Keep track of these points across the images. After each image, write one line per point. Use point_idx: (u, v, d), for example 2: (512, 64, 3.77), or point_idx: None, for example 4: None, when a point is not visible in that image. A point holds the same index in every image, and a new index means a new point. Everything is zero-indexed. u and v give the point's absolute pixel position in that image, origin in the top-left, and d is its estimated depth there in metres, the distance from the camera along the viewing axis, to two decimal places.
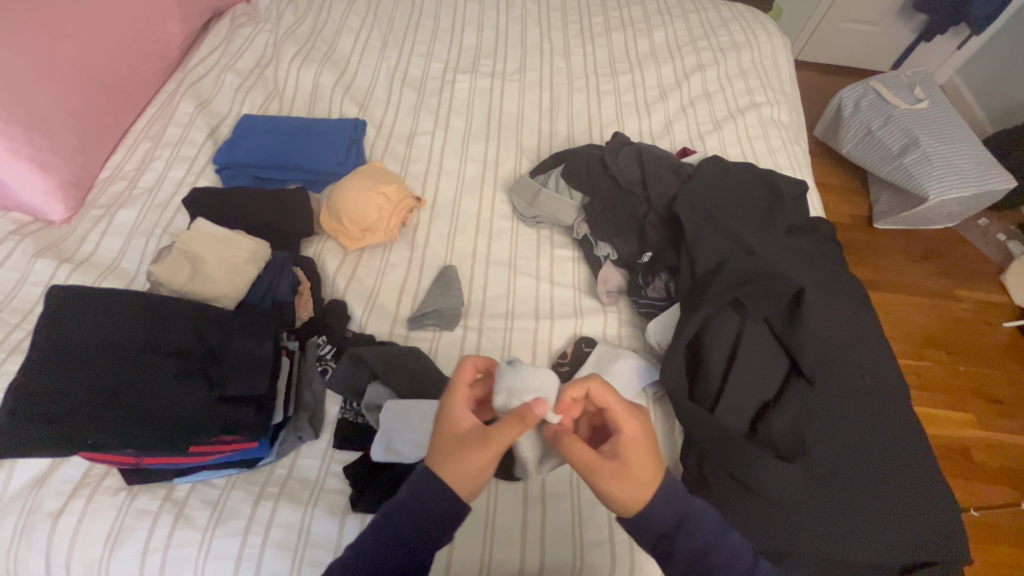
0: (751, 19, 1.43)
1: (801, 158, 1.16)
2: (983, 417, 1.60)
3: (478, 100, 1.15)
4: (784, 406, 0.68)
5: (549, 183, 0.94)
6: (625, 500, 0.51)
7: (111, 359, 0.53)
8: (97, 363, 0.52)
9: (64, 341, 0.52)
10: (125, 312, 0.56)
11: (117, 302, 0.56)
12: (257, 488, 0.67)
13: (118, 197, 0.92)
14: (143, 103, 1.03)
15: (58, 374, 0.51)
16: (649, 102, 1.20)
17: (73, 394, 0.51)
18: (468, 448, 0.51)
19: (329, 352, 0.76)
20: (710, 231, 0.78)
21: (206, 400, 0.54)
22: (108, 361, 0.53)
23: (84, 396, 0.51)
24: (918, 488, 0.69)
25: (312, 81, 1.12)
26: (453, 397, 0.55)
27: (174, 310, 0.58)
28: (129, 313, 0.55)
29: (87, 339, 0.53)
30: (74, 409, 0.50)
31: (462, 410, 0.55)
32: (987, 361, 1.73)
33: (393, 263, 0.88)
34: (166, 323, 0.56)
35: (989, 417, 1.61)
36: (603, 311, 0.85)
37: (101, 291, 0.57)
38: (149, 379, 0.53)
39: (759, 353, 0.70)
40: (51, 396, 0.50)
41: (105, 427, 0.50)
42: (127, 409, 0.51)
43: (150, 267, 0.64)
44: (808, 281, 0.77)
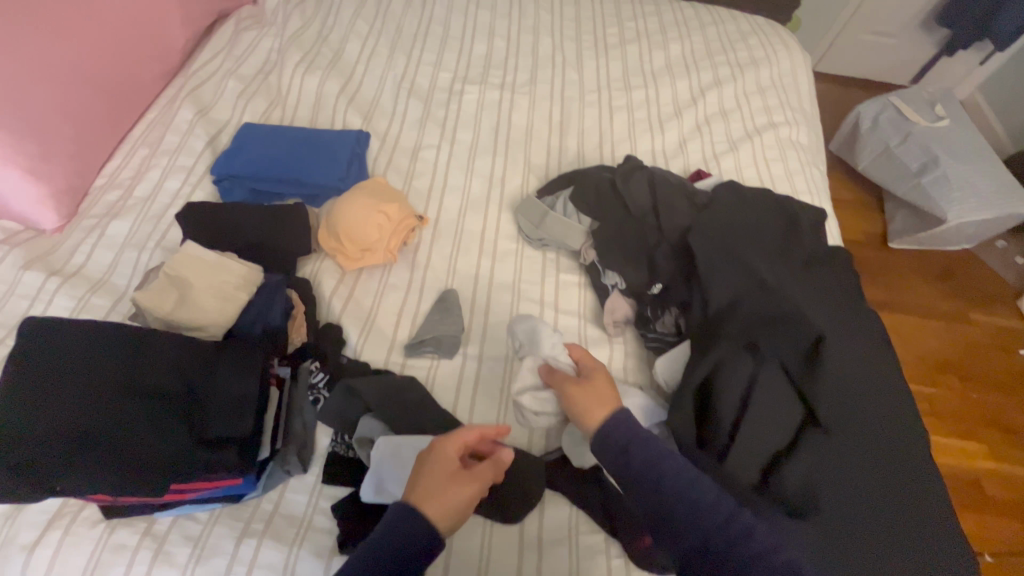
0: (770, 34, 1.39)
1: (819, 182, 1.12)
2: (996, 448, 1.55)
3: (486, 112, 1.11)
4: (798, 458, 0.64)
5: (557, 205, 0.90)
6: (585, 409, 0.63)
7: (85, 398, 0.50)
8: (73, 405, 0.50)
9: (38, 380, 0.50)
10: (104, 347, 0.53)
11: (95, 337, 0.53)
12: (241, 524, 0.64)
13: (112, 206, 0.90)
14: (142, 107, 1.00)
15: (27, 414, 0.48)
16: (663, 119, 1.16)
17: (44, 437, 0.48)
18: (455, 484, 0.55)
19: (322, 380, 0.72)
20: (725, 267, 0.75)
21: (189, 445, 0.52)
22: (82, 400, 0.50)
23: (57, 439, 0.48)
24: (939, 548, 0.65)
25: (316, 89, 1.09)
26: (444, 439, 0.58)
27: (156, 345, 0.55)
28: (108, 349, 0.53)
29: (59, 376, 0.50)
30: (45, 454, 0.47)
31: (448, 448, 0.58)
32: (1001, 389, 1.67)
33: (392, 284, 0.85)
34: (147, 360, 0.54)
35: (1003, 447, 1.56)
36: (609, 342, 0.81)
37: (73, 320, 0.53)
38: (127, 420, 0.50)
39: (775, 399, 0.67)
40: (24, 441, 0.48)
41: (84, 475, 0.48)
42: (103, 453, 0.49)
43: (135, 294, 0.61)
44: (827, 322, 0.73)
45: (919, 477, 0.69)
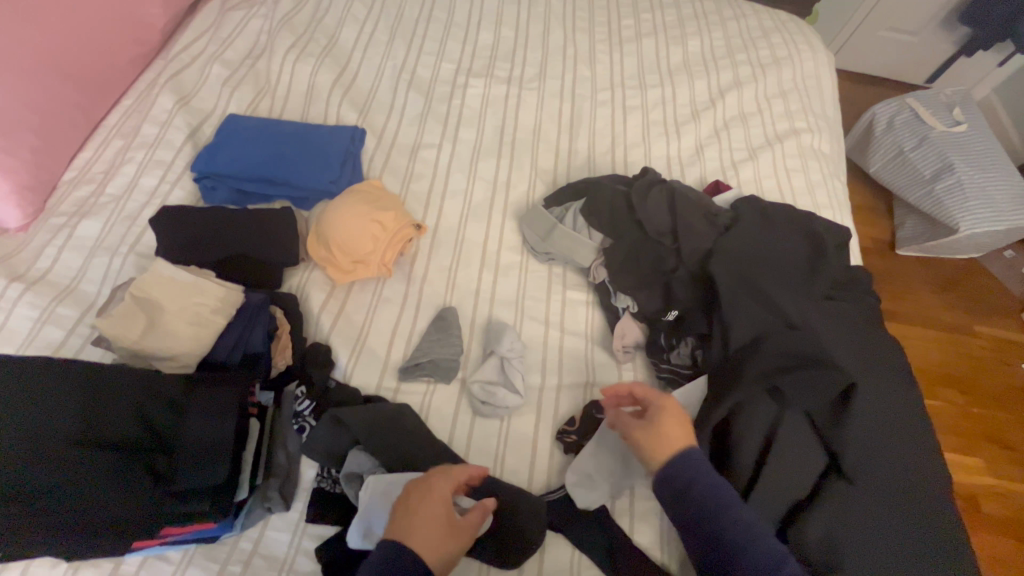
0: (794, 31, 1.31)
1: (840, 194, 1.06)
2: (995, 463, 1.53)
3: (492, 110, 1.04)
4: (818, 512, 0.61)
5: (566, 218, 0.83)
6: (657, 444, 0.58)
7: (32, 450, 0.45)
8: (19, 459, 0.44)
9: None
10: (61, 391, 0.48)
11: (54, 380, 0.48)
12: (217, 566, 0.59)
13: (83, 204, 0.82)
14: (117, 94, 0.92)
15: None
16: (679, 122, 1.09)
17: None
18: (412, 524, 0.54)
19: (308, 408, 0.67)
20: (749, 300, 0.69)
21: (150, 499, 0.46)
22: (31, 448, 0.45)
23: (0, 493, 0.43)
24: None
25: (308, 78, 1.00)
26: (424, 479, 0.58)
27: (122, 387, 0.50)
28: (67, 395, 0.48)
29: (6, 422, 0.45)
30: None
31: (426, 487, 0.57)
32: (1004, 404, 1.65)
33: (387, 299, 0.79)
34: (109, 405, 0.49)
35: (1002, 463, 1.54)
36: (617, 368, 0.76)
37: (25, 359, 0.49)
38: (81, 473, 0.45)
39: (798, 448, 0.62)
40: None
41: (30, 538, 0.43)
42: (53, 511, 0.44)
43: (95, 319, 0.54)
44: (851, 362, 0.69)
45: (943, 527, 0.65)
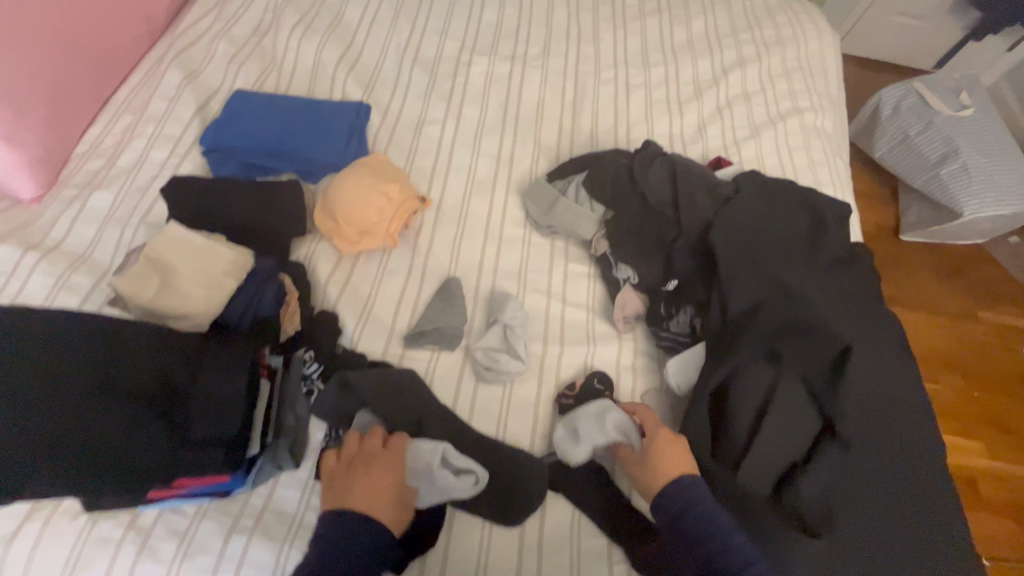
0: (799, 11, 1.30)
1: (842, 173, 1.06)
2: (993, 445, 1.55)
3: (495, 87, 1.04)
4: (814, 471, 0.61)
5: (569, 191, 0.84)
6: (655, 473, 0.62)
7: (56, 397, 0.47)
8: (44, 404, 0.47)
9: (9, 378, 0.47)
10: (81, 344, 0.50)
11: (74, 334, 0.50)
12: (231, 520, 0.62)
13: (94, 176, 0.84)
14: (126, 69, 0.93)
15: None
16: (682, 101, 1.09)
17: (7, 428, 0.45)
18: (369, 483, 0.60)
19: (316, 371, 0.69)
20: (748, 268, 0.70)
21: (167, 446, 0.48)
22: (53, 392, 0.47)
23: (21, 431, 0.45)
24: (952, 561, 0.64)
25: (314, 55, 1.01)
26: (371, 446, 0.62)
27: (138, 341, 0.52)
28: (86, 347, 0.50)
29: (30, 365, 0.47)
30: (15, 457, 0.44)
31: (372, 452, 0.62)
32: (1003, 387, 1.66)
33: (392, 270, 0.80)
34: (126, 357, 0.51)
35: (1000, 445, 1.55)
36: (618, 338, 0.78)
37: (46, 314, 0.50)
38: (101, 419, 0.47)
39: (793, 409, 0.63)
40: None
41: (53, 480, 0.45)
42: (75, 454, 0.46)
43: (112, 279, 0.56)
44: (851, 327, 0.70)
45: (935, 491, 0.66)
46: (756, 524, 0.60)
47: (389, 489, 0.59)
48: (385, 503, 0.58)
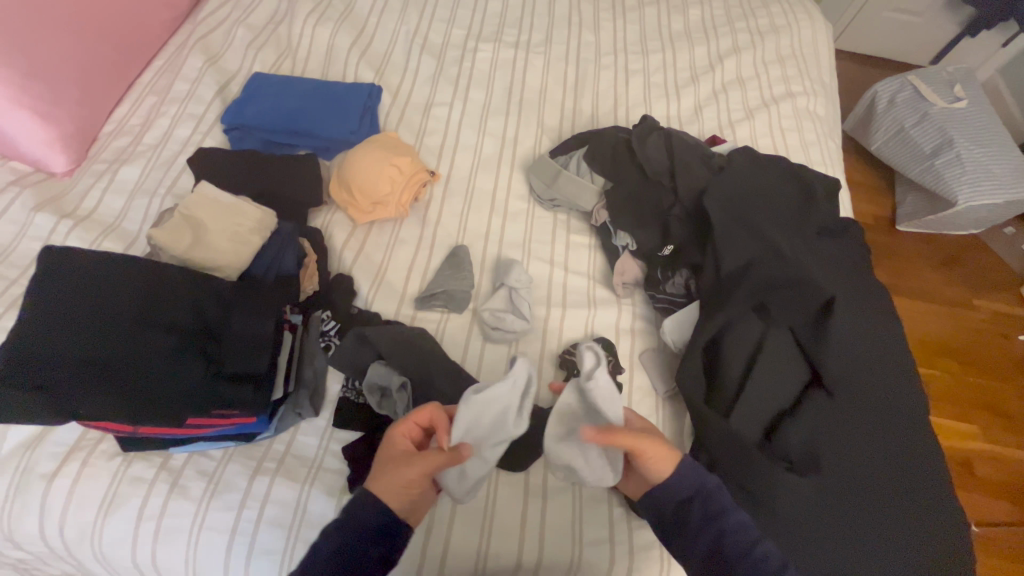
0: (793, 1, 1.35)
1: (834, 154, 1.10)
2: (989, 429, 1.53)
3: (500, 72, 1.09)
4: (800, 418, 0.66)
5: (570, 164, 0.89)
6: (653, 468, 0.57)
7: (105, 327, 0.52)
8: (93, 332, 0.51)
9: (59, 306, 0.51)
10: (124, 280, 0.54)
11: (118, 271, 0.55)
12: (255, 462, 0.66)
13: (122, 152, 0.88)
14: (150, 54, 0.99)
15: (47, 336, 0.50)
16: (679, 85, 1.14)
17: (60, 360, 0.49)
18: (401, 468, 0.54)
19: (333, 328, 0.74)
20: (738, 232, 0.75)
21: (205, 378, 0.54)
22: (102, 328, 0.51)
23: (73, 362, 0.49)
24: (932, 507, 0.67)
25: (327, 41, 1.06)
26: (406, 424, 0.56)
27: (176, 281, 0.57)
28: (131, 283, 0.54)
29: (78, 302, 0.52)
30: (66, 377, 0.49)
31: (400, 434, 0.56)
32: (1002, 371, 1.64)
33: (403, 240, 0.85)
34: (165, 296, 0.55)
35: (997, 429, 1.53)
36: (618, 303, 0.82)
37: (90, 252, 0.54)
38: (146, 349, 0.52)
39: (781, 360, 0.68)
40: (40, 364, 0.49)
41: (99, 401, 0.49)
42: (122, 379, 0.50)
43: (150, 231, 0.62)
44: (837, 286, 0.74)
45: (914, 445, 0.70)
46: (749, 470, 0.62)
47: (383, 456, 0.55)
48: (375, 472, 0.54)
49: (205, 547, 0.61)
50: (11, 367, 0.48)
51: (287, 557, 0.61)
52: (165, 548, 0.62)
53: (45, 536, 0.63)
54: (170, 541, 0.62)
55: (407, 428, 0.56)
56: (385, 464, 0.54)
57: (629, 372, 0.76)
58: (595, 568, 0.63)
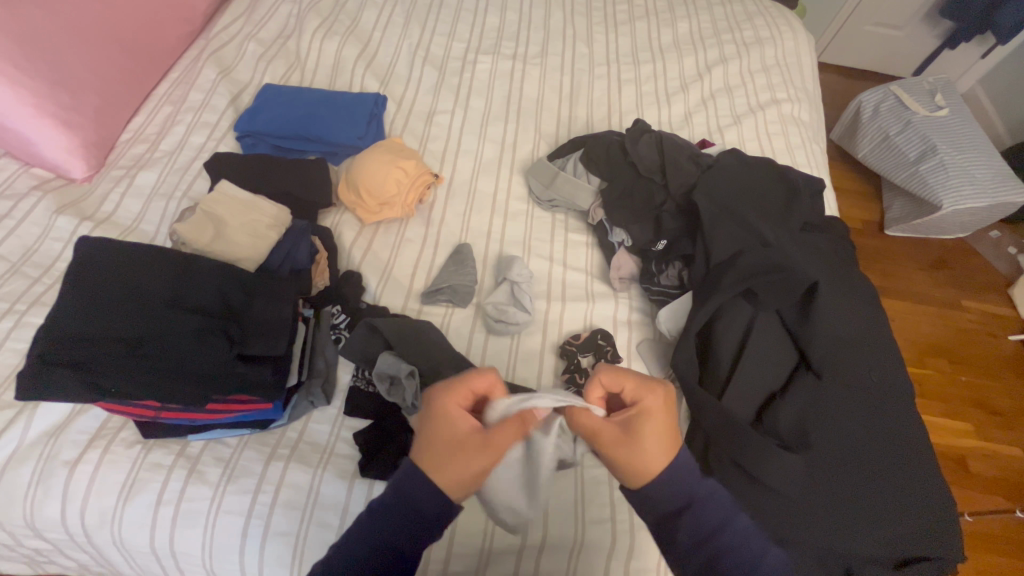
0: (776, 14, 1.41)
1: (818, 157, 1.15)
2: (984, 429, 1.46)
3: (499, 82, 1.14)
4: (790, 398, 0.70)
5: (568, 167, 0.94)
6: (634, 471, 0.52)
7: (137, 311, 0.58)
8: (126, 316, 0.57)
9: (94, 293, 0.57)
10: (153, 270, 0.61)
11: (146, 261, 0.61)
12: (269, 449, 0.68)
13: (139, 158, 0.93)
14: (166, 67, 1.04)
15: (84, 320, 0.56)
16: (670, 93, 1.19)
17: (98, 341, 0.55)
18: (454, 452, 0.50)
19: (343, 321, 0.77)
20: (727, 221, 0.79)
21: (227, 358, 0.59)
22: (132, 314, 0.57)
23: (108, 345, 0.55)
24: (912, 488, 0.70)
25: (334, 54, 1.12)
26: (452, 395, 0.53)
27: (200, 269, 0.63)
28: (159, 271, 0.61)
29: (111, 290, 0.58)
30: (103, 355, 0.55)
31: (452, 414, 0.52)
32: (998, 373, 1.57)
33: (409, 238, 0.89)
34: (190, 282, 0.62)
35: (991, 429, 1.46)
36: (614, 297, 0.86)
37: (121, 244, 0.61)
38: (174, 330, 0.58)
39: (770, 343, 0.73)
40: (78, 344, 0.55)
41: (132, 377, 0.55)
42: (154, 359, 0.56)
43: (175, 226, 0.69)
44: (822, 273, 0.79)
45: (893, 428, 0.73)
46: (747, 447, 0.65)
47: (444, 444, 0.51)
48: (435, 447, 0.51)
49: (221, 530, 0.64)
50: (53, 346, 0.54)
51: (301, 539, 0.63)
52: (182, 532, 0.64)
53: (65, 522, 0.65)
54: (187, 525, 0.64)
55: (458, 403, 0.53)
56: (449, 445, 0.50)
57: (627, 361, 0.79)
58: (598, 546, 0.66)
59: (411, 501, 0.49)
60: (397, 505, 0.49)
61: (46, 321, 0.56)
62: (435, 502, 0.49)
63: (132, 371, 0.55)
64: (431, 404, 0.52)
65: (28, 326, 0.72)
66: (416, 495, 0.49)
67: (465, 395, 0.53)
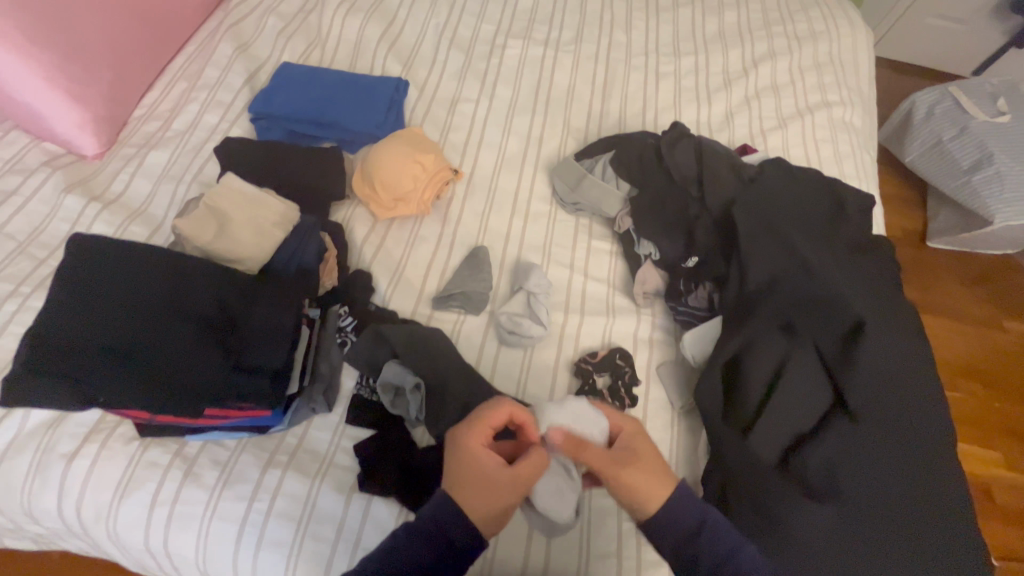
0: (833, 5, 1.30)
1: (868, 168, 1.06)
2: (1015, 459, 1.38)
3: (528, 69, 1.07)
4: (822, 442, 0.64)
5: (596, 169, 0.88)
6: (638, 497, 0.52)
7: (130, 316, 0.55)
8: (117, 321, 0.54)
9: (86, 296, 0.55)
10: (149, 270, 0.58)
11: (142, 261, 0.58)
12: (267, 455, 0.66)
13: (151, 137, 0.89)
14: (182, 39, 0.99)
15: (74, 326, 0.53)
16: (711, 89, 1.10)
17: (87, 348, 0.53)
18: (490, 489, 0.51)
19: (350, 324, 0.73)
20: (768, 244, 0.73)
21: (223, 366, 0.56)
22: (125, 319, 0.55)
23: (99, 353, 0.53)
24: (955, 548, 0.63)
25: (356, 32, 1.06)
26: (477, 433, 0.53)
27: (198, 272, 0.60)
28: (155, 273, 0.58)
29: (104, 293, 0.55)
30: (91, 363, 0.52)
31: (483, 450, 0.53)
32: None
33: (423, 237, 0.84)
34: (187, 287, 0.59)
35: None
36: (637, 312, 0.80)
37: (117, 244, 0.59)
38: (168, 336, 0.55)
39: (807, 383, 0.66)
40: (67, 350, 0.52)
41: (121, 385, 0.52)
42: (145, 366, 0.54)
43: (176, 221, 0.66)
44: (868, 305, 0.72)
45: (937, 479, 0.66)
46: (766, 493, 0.61)
47: (481, 486, 0.51)
48: (471, 488, 0.51)
49: (215, 535, 0.62)
50: (40, 351, 0.51)
51: (294, 551, 0.61)
52: (176, 534, 0.62)
53: (62, 513, 0.65)
54: (181, 528, 0.62)
55: (484, 438, 0.54)
56: (487, 484, 0.51)
57: (646, 384, 0.74)
58: None
59: (452, 534, 0.50)
60: (436, 533, 0.49)
61: (35, 324, 0.54)
62: (470, 534, 0.50)
63: (122, 379, 0.52)
64: (459, 441, 0.53)
65: (31, 310, 0.71)
66: (453, 524, 0.50)
67: (487, 433, 0.54)
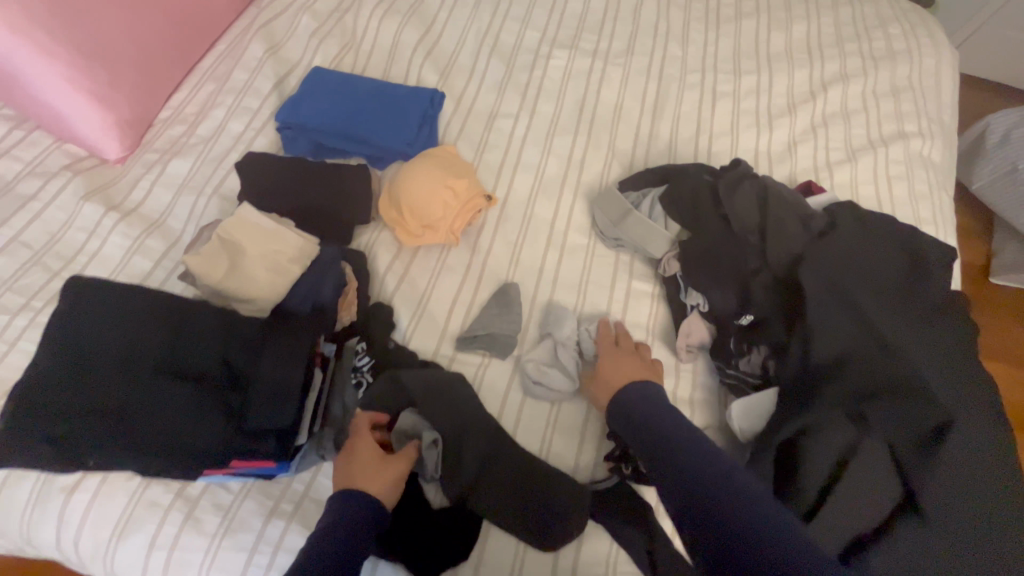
0: (916, 21, 1.17)
1: (947, 211, 0.95)
2: None
3: (573, 83, 0.99)
4: (889, 549, 0.56)
5: (642, 205, 0.80)
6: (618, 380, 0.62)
7: (126, 374, 0.55)
8: (114, 381, 0.54)
9: (83, 353, 0.55)
10: (149, 323, 0.57)
11: (141, 313, 0.58)
12: (271, 502, 0.62)
13: (175, 142, 0.85)
14: (212, 38, 0.95)
15: (66, 388, 0.53)
16: (773, 114, 1.00)
17: (82, 408, 0.53)
18: (379, 467, 0.58)
19: (366, 364, 0.68)
20: (835, 312, 0.65)
21: (222, 429, 0.54)
22: (122, 377, 0.54)
23: (92, 416, 0.52)
24: None
25: (393, 36, 1.00)
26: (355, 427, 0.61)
27: (200, 323, 0.58)
28: (154, 326, 0.57)
29: (101, 350, 0.55)
30: (86, 424, 0.52)
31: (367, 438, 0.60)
32: None
33: (450, 267, 0.78)
34: (188, 341, 0.58)
35: None
36: (677, 368, 0.73)
37: (116, 293, 0.58)
38: (164, 396, 0.54)
39: (872, 479, 0.59)
40: (64, 410, 0.53)
41: (117, 448, 0.52)
42: (141, 428, 0.53)
43: (187, 258, 0.62)
44: (948, 390, 0.63)
45: None
46: None
47: (372, 469, 0.58)
48: (362, 472, 0.58)
49: None
50: (36, 411, 0.52)
51: None
52: None
53: (60, 546, 0.62)
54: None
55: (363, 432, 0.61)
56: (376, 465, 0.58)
57: None
58: None
59: (352, 515, 0.54)
60: (337, 524, 0.54)
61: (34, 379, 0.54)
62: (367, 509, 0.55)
63: (118, 442, 0.52)
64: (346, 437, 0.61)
65: (40, 326, 0.68)
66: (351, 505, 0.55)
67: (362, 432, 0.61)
